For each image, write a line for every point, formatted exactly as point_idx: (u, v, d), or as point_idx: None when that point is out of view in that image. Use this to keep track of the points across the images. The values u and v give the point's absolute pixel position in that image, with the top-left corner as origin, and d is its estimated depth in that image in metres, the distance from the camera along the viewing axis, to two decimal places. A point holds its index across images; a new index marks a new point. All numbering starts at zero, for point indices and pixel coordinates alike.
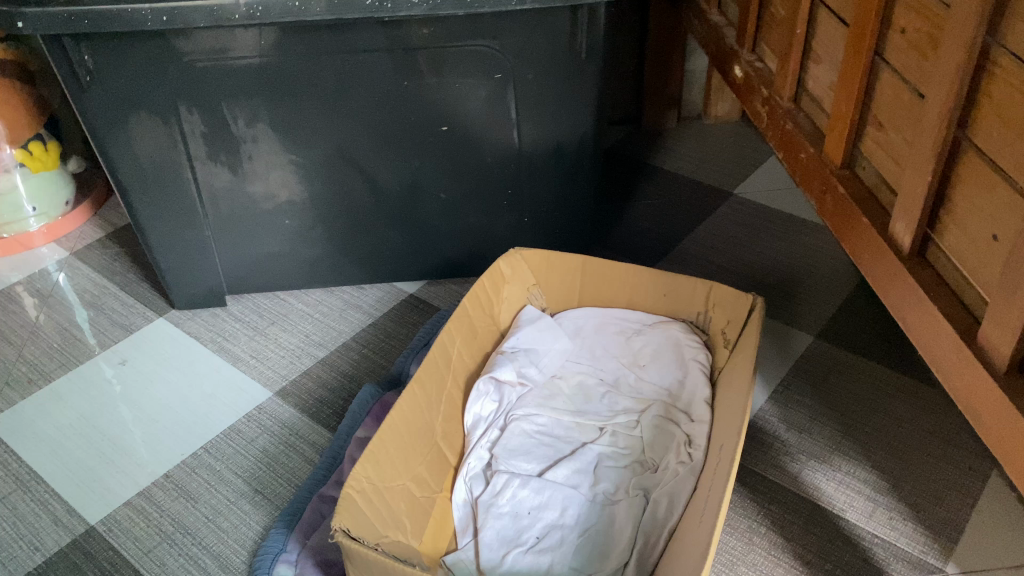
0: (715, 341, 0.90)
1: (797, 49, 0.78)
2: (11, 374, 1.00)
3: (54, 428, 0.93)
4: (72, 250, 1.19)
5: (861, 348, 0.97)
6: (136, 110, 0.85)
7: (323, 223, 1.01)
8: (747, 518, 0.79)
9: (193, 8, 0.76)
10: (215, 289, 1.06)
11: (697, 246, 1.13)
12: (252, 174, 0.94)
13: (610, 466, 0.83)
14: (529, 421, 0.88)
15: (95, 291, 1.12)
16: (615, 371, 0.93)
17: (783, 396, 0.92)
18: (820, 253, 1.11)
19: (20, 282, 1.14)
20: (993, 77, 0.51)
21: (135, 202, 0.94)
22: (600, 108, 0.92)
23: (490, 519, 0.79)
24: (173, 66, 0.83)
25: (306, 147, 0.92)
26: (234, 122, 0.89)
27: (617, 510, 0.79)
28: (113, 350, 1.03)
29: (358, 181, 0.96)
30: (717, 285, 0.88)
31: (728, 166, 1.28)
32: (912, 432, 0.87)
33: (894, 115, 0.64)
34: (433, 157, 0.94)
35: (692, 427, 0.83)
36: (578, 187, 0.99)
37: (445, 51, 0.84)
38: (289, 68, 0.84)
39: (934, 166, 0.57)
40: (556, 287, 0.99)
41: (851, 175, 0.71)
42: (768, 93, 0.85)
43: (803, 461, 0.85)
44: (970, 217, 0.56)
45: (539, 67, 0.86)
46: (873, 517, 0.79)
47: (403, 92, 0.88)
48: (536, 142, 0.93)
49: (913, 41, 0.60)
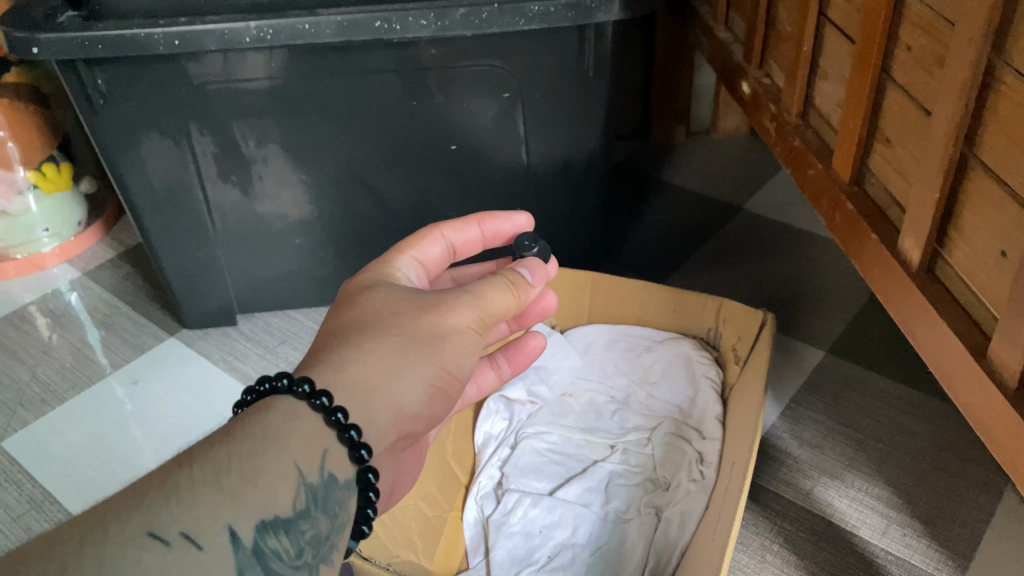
0: (726, 357, 0.89)
1: (804, 66, 0.79)
2: (24, 395, 1.01)
3: (66, 447, 0.93)
4: (84, 270, 1.20)
5: (873, 364, 0.96)
6: (149, 133, 0.86)
7: (333, 240, 1.01)
8: (759, 536, 0.79)
9: (206, 32, 0.77)
10: (226, 307, 1.06)
11: (707, 262, 1.14)
12: (263, 194, 0.95)
13: (620, 484, 0.83)
14: (540, 439, 0.88)
15: (107, 310, 1.13)
16: (626, 388, 0.93)
17: (795, 412, 0.91)
18: (829, 268, 1.11)
19: (32, 302, 1.15)
20: (999, 94, 0.51)
21: (146, 223, 0.94)
22: (608, 125, 0.92)
23: (502, 538, 0.79)
24: (184, 89, 0.83)
25: (316, 167, 0.93)
26: (244, 142, 0.90)
27: (629, 528, 0.78)
28: (125, 369, 1.03)
29: (367, 200, 0.97)
30: (727, 301, 0.88)
31: (737, 181, 1.29)
32: (925, 447, 0.86)
33: (901, 132, 0.64)
34: (443, 175, 0.95)
35: (703, 444, 0.83)
36: (588, 205, 0.99)
37: (453, 71, 0.85)
38: (299, 89, 0.85)
39: (942, 183, 0.57)
40: (566, 304, 0.99)
41: (860, 191, 0.72)
42: (776, 109, 0.86)
43: (815, 477, 0.84)
44: (978, 232, 0.56)
45: (546, 86, 0.87)
46: (887, 534, 0.78)
47: (412, 112, 0.88)
48: (545, 159, 0.94)
49: (920, 59, 0.60)
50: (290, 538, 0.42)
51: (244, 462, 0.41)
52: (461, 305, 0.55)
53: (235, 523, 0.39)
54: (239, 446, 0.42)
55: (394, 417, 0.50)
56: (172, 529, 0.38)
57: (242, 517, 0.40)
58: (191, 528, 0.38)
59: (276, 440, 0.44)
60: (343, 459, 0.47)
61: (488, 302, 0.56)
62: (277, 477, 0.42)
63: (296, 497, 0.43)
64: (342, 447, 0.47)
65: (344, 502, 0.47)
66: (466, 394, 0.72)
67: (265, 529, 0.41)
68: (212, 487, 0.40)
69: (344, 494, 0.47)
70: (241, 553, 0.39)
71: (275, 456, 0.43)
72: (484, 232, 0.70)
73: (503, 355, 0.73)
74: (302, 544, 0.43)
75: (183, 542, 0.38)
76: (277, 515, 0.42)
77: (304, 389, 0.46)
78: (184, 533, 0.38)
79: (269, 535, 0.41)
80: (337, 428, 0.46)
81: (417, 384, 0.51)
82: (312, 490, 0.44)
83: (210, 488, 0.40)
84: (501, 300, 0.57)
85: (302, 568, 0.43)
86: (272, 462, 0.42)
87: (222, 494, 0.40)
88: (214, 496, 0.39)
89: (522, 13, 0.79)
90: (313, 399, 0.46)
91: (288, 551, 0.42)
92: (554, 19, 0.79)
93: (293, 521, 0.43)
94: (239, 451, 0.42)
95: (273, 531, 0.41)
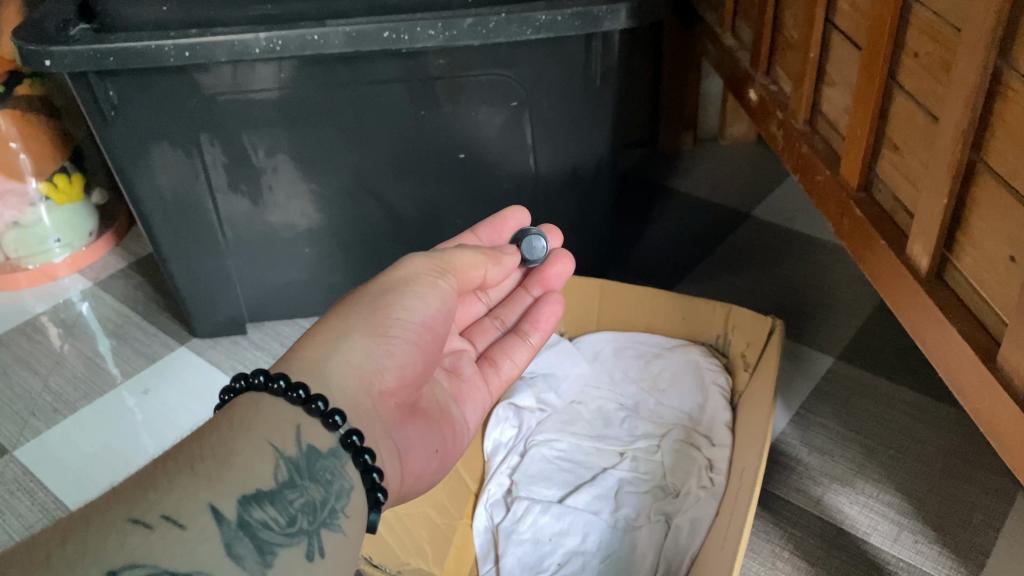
0: (736, 364, 0.89)
1: (811, 73, 0.79)
2: (36, 404, 1.01)
3: (78, 456, 0.94)
4: (95, 280, 1.21)
5: (884, 371, 0.96)
6: (160, 144, 0.87)
7: (343, 249, 1.02)
8: (770, 543, 0.79)
9: (216, 43, 0.77)
10: (236, 317, 1.07)
11: (715, 269, 1.14)
12: (273, 205, 0.96)
13: (630, 492, 0.82)
14: (549, 446, 0.88)
15: (118, 320, 1.13)
16: (635, 396, 0.93)
17: (805, 419, 0.91)
18: (838, 274, 1.10)
19: (44, 311, 1.16)
20: (1006, 100, 0.51)
21: (157, 234, 0.95)
22: (615, 133, 0.92)
23: (512, 545, 0.79)
24: (195, 100, 0.84)
25: (326, 178, 0.94)
26: (255, 153, 0.90)
27: (639, 535, 0.78)
28: (136, 379, 1.04)
29: (377, 209, 0.97)
30: (736, 308, 0.88)
31: (745, 187, 1.29)
32: (936, 453, 0.86)
33: (908, 138, 0.65)
34: (452, 183, 0.96)
35: (713, 451, 0.82)
36: (596, 212, 1.00)
37: (461, 81, 0.86)
38: (309, 100, 0.86)
39: (948, 189, 0.57)
40: (574, 312, 0.99)
41: (868, 197, 0.72)
42: (783, 116, 0.86)
43: (826, 484, 0.84)
44: (986, 237, 0.56)
45: (554, 94, 0.87)
46: (898, 540, 0.78)
47: (420, 121, 0.89)
48: (552, 167, 0.94)
49: (926, 65, 0.60)
50: (278, 508, 0.45)
51: (216, 449, 0.46)
52: (407, 269, 0.63)
53: (215, 501, 0.43)
54: (210, 439, 0.47)
55: (359, 378, 0.55)
56: (153, 514, 0.41)
57: (221, 496, 0.43)
58: (171, 511, 0.41)
59: (245, 426, 0.48)
60: (320, 432, 0.51)
61: (438, 260, 0.65)
62: (251, 454, 0.46)
63: (276, 469, 0.47)
64: (317, 422, 0.51)
65: (335, 471, 0.50)
66: (505, 371, 0.74)
67: (248, 503, 0.44)
68: (188, 473, 0.44)
69: (332, 463, 0.50)
70: (227, 527, 0.42)
71: (245, 438, 0.47)
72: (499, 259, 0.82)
73: (529, 324, 0.77)
74: (293, 512, 0.46)
75: (165, 523, 0.41)
76: (258, 488, 0.45)
77: (262, 379, 0.51)
78: (165, 516, 0.41)
79: (254, 508, 0.44)
80: (302, 404, 0.51)
81: (376, 346, 0.57)
82: (292, 463, 0.48)
83: (187, 474, 0.44)
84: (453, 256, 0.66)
85: (298, 533, 0.45)
86: (243, 443, 0.47)
87: (198, 476, 0.44)
88: (190, 479, 0.43)
89: (529, 23, 0.79)
90: (270, 385, 0.51)
91: (278, 519, 0.45)
92: (562, 27, 0.80)
93: (277, 493, 0.46)
94: (210, 442, 0.46)
95: (257, 503, 0.44)
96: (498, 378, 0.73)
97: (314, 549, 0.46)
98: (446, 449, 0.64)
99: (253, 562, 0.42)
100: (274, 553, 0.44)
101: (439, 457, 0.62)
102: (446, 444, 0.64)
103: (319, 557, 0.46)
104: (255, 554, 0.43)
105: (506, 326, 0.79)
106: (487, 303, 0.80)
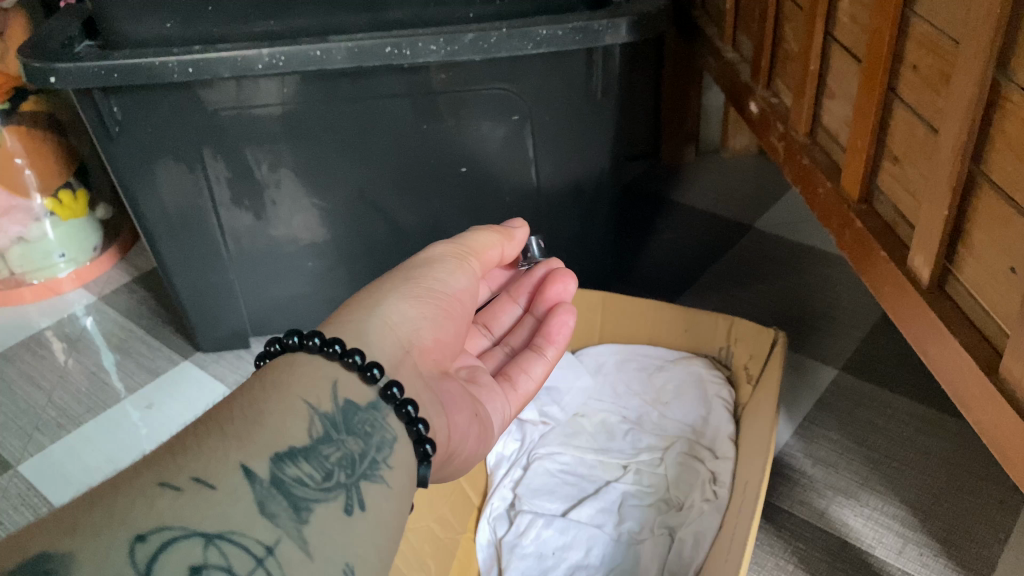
0: (738, 376, 0.89)
1: (811, 86, 0.79)
2: (40, 419, 1.01)
3: (83, 472, 0.94)
4: (99, 295, 1.21)
5: (888, 382, 0.96)
6: (163, 159, 0.87)
7: (345, 263, 1.02)
8: (775, 556, 0.78)
9: (218, 59, 0.78)
10: (239, 330, 1.07)
11: (719, 280, 1.14)
12: (277, 219, 0.96)
13: (634, 505, 0.82)
14: (552, 459, 0.88)
15: (122, 335, 1.14)
16: (638, 409, 0.92)
17: (808, 431, 0.91)
18: (841, 286, 1.10)
19: (49, 326, 1.16)
20: (1006, 112, 0.51)
21: (162, 248, 0.95)
22: (617, 147, 0.93)
23: (515, 559, 0.78)
24: (198, 115, 0.85)
25: (330, 193, 0.94)
26: (257, 167, 0.91)
27: (642, 549, 0.78)
28: (140, 394, 1.04)
29: (380, 223, 0.98)
30: (738, 319, 0.88)
31: (746, 199, 1.29)
32: (939, 464, 0.86)
33: (908, 151, 0.65)
34: (454, 198, 0.96)
35: (715, 464, 0.82)
36: (599, 225, 1.00)
37: (464, 96, 0.86)
38: (312, 115, 0.86)
39: (949, 201, 0.57)
40: (578, 325, 0.99)
41: (869, 209, 0.72)
42: (784, 128, 0.87)
43: (830, 496, 0.83)
44: (986, 249, 0.56)
45: (555, 109, 0.87)
46: (903, 553, 0.77)
47: (424, 136, 0.89)
48: (554, 181, 0.94)
49: (925, 77, 0.61)
50: (312, 465, 0.46)
51: (246, 410, 0.47)
52: (439, 248, 0.67)
53: (246, 461, 0.43)
54: (245, 400, 0.47)
55: (395, 337, 0.57)
56: (181, 477, 0.41)
57: (252, 456, 0.44)
58: (200, 473, 0.42)
59: (279, 385, 0.49)
60: (358, 386, 0.52)
61: (462, 240, 0.68)
62: (284, 413, 0.47)
63: (310, 424, 0.47)
64: (355, 376, 0.52)
65: (375, 424, 0.51)
66: (522, 388, 0.70)
67: (281, 461, 0.45)
68: (219, 436, 0.44)
69: (371, 416, 0.51)
70: (258, 485, 0.43)
71: (277, 398, 0.48)
72: (525, 305, 0.80)
73: (543, 339, 0.73)
74: (330, 467, 0.46)
75: (194, 485, 0.41)
76: (292, 446, 0.46)
77: (296, 340, 0.53)
78: (195, 479, 0.41)
79: (287, 465, 0.45)
80: (339, 359, 0.52)
81: (406, 313, 0.60)
82: (328, 418, 0.49)
83: (217, 436, 0.44)
84: (475, 237, 0.69)
85: (335, 487, 0.46)
86: (275, 403, 0.47)
87: (228, 438, 0.44)
88: (221, 441, 0.44)
89: (530, 37, 0.80)
90: (306, 342, 0.52)
91: (313, 476, 0.45)
92: (562, 42, 0.80)
93: (312, 449, 0.46)
94: (240, 404, 0.47)
95: (290, 461, 0.45)
96: (515, 394, 0.69)
97: (353, 502, 0.46)
98: (485, 421, 0.62)
99: (286, 519, 0.42)
100: (310, 509, 0.44)
101: (480, 425, 0.62)
102: (484, 417, 0.63)
103: (358, 510, 0.46)
104: (289, 511, 0.43)
105: (514, 348, 0.76)
106: (493, 336, 0.79)
